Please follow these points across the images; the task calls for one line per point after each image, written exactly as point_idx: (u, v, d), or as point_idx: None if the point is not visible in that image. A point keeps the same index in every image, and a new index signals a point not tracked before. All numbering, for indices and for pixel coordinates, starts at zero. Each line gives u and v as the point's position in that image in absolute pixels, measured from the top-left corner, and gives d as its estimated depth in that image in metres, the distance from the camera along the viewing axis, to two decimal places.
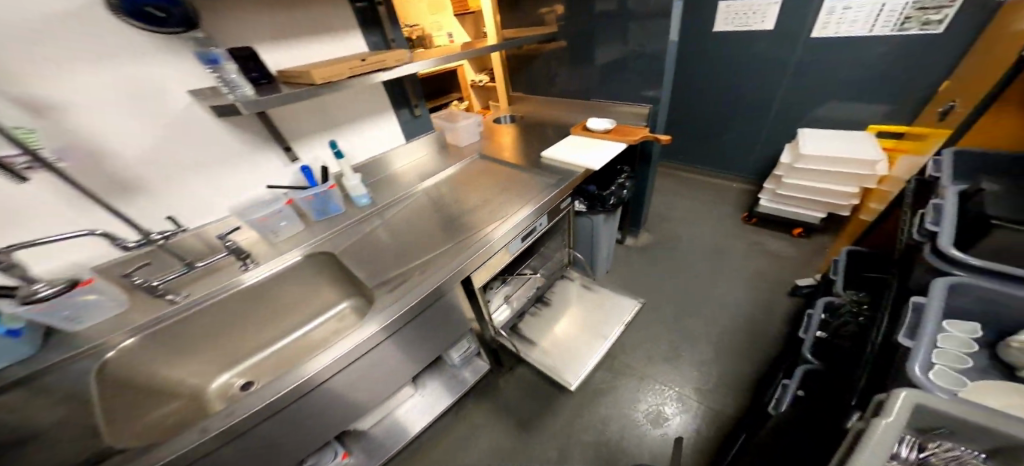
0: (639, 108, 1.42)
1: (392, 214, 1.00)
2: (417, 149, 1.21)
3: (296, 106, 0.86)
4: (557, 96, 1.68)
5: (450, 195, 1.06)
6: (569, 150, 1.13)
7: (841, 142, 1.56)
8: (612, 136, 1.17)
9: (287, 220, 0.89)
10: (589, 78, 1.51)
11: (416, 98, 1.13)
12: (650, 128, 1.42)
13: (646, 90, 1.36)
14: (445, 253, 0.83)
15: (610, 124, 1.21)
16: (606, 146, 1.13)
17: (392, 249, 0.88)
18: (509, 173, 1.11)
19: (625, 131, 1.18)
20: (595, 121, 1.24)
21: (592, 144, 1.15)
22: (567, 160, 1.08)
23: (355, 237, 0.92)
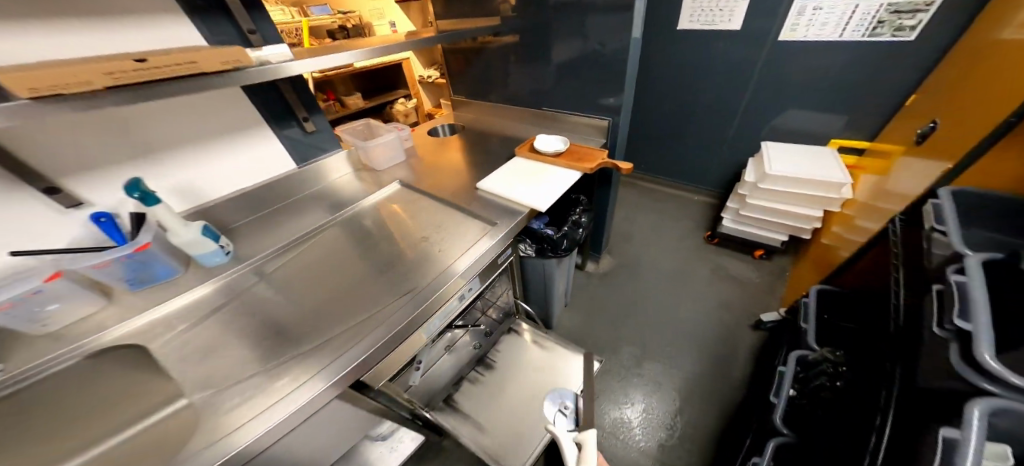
0: (598, 120, 1.22)
1: (261, 280, 0.71)
2: (316, 177, 0.91)
3: (66, 123, 0.53)
4: (506, 102, 1.44)
5: (368, 239, 0.82)
6: (511, 180, 0.90)
7: (806, 162, 1.47)
8: (565, 160, 0.95)
9: (60, 301, 0.55)
10: (542, 82, 1.29)
11: (305, 109, 0.82)
12: (610, 145, 1.23)
13: (606, 97, 1.16)
14: (330, 344, 0.59)
15: (564, 145, 1.00)
16: (557, 175, 0.91)
17: (251, 338, 0.61)
18: (436, 211, 0.86)
19: (580, 155, 0.97)
20: (546, 141, 1.02)
21: (540, 173, 0.92)
22: (508, 195, 0.85)
23: (194, 320, 0.63)
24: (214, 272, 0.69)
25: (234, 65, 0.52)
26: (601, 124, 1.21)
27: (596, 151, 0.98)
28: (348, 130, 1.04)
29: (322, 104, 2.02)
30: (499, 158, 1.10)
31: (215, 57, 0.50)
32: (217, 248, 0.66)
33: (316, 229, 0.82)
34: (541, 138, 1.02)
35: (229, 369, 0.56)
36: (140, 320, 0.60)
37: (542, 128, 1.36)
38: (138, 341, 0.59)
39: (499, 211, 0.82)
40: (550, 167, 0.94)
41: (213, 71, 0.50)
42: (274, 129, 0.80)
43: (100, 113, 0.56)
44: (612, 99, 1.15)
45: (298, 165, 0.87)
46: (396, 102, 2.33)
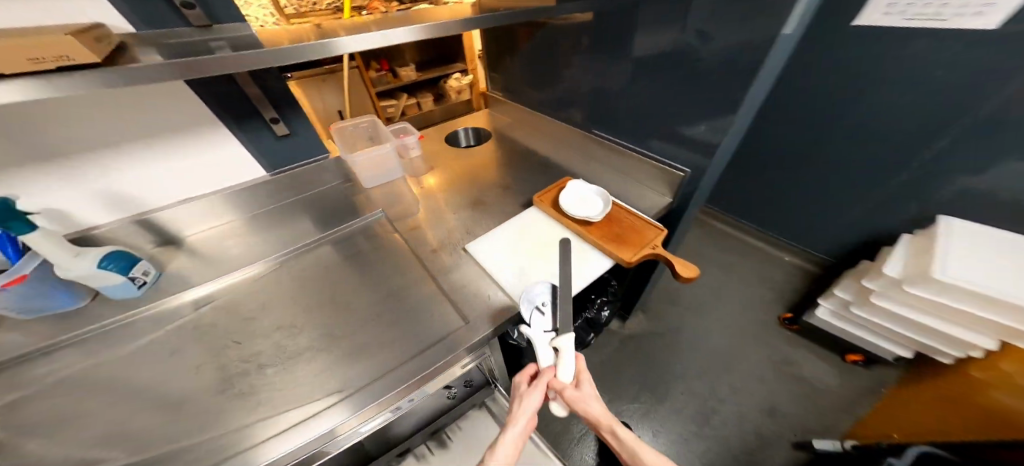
0: (668, 165, 0.86)
1: (179, 321, 0.59)
2: (291, 188, 0.77)
3: None
4: (552, 110, 1.10)
5: (360, 262, 0.69)
6: (511, 250, 0.66)
7: (996, 267, 0.94)
8: (596, 234, 0.65)
9: None
10: (605, 93, 0.93)
11: (267, 110, 0.65)
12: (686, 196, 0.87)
13: (692, 136, 0.78)
14: (241, 428, 0.46)
15: (603, 208, 0.69)
16: (575, 259, 0.64)
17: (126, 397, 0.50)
18: (405, 267, 0.67)
19: (622, 229, 0.66)
20: (581, 194, 0.72)
21: (553, 248, 0.66)
22: (497, 274, 0.62)
23: (93, 361, 0.54)
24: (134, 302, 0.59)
25: (58, 63, 0.32)
26: (671, 171, 0.85)
27: (649, 228, 0.66)
28: (346, 131, 0.87)
29: (375, 73, 1.98)
30: (516, 197, 0.83)
31: (10, 51, 0.29)
32: (125, 281, 0.51)
33: (272, 258, 0.68)
34: (573, 188, 0.73)
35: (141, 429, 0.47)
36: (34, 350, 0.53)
37: (591, 156, 1.03)
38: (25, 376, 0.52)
39: (479, 294, 0.60)
40: (572, 241, 0.67)
41: (14, 71, 0.30)
42: (234, 132, 0.65)
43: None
44: (699, 140, 0.77)
45: (269, 172, 0.73)
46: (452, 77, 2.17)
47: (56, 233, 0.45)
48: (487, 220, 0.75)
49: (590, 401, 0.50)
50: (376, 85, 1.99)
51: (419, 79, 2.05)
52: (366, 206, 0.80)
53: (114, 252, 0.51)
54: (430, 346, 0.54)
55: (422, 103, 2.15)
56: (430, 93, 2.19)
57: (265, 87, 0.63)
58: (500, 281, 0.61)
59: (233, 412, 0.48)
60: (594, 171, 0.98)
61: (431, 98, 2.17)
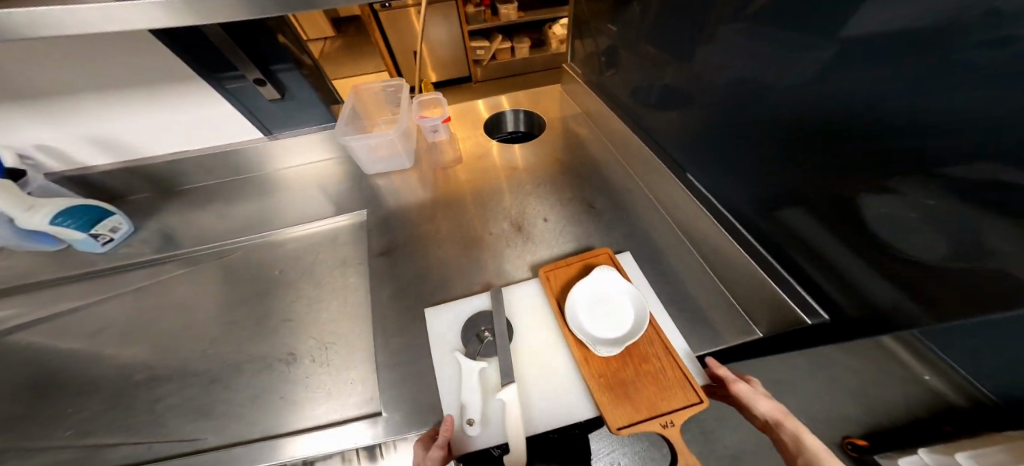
0: (778, 288, 0.46)
1: (129, 286, 0.56)
2: (295, 151, 0.71)
3: None
4: (629, 98, 0.70)
5: (315, 269, 0.59)
6: (462, 333, 0.48)
7: None
8: (594, 371, 0.41)
9: None
10: (715, 112, 0.49)
11: (247, 68, 0.55)
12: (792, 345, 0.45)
13: (860, 267, 0.36)
14: (235, 434, 0.42)
15: (627, 330, 0.43)
16: (544, 390, 0.43)
17: (44, 342, 0.51)
18: (341, 286, 0.56)
19: (640, 377, 0.40)
20: (605, 290, 0.47)
21: (525, 364, 0.45)
22: (437, 366, 0.45)
23: (17, 323, 0.52)
24: (69, 262, 0.56)
25: None
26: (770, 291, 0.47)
27: (680, 387, 0.39)
28: (368, 93, 0.75)
29: (471, 10, 1.99)
30: (513, 245, 0.59)
31: None
32: (86, 237, 0.53)
33: (237, 241, 0.62)
34: (598, 278, 0.47)
35: (89, 420, 0.44)
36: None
37: (654, 191, 0.66)
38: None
39: (387, 366, 0.46)
40: (560, 362, 0.45)
41: None
42: (210, 83, 0.56)
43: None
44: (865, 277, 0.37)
45: (267, 136, 0.68)
46: (557, 23, 2.07)
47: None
48: (453, 280, 0.55)
49: (763, 398, 0.38)
50: (471, 22, 2.01)
51: (518, 20, 1.99)
52: (345, 205, 0.68)
53: (76, 208, 0.52)
54: (359, 418, 0.43)
55: (518, 48, 2.10)
56: (528, 38, 2.12)
57: (249, 35, 0.52)
58: (411, 395, 0.43)
59: (188, 416, 0.43)
60: (649, 218, 0.63)
61: (528, 44, 2.10)
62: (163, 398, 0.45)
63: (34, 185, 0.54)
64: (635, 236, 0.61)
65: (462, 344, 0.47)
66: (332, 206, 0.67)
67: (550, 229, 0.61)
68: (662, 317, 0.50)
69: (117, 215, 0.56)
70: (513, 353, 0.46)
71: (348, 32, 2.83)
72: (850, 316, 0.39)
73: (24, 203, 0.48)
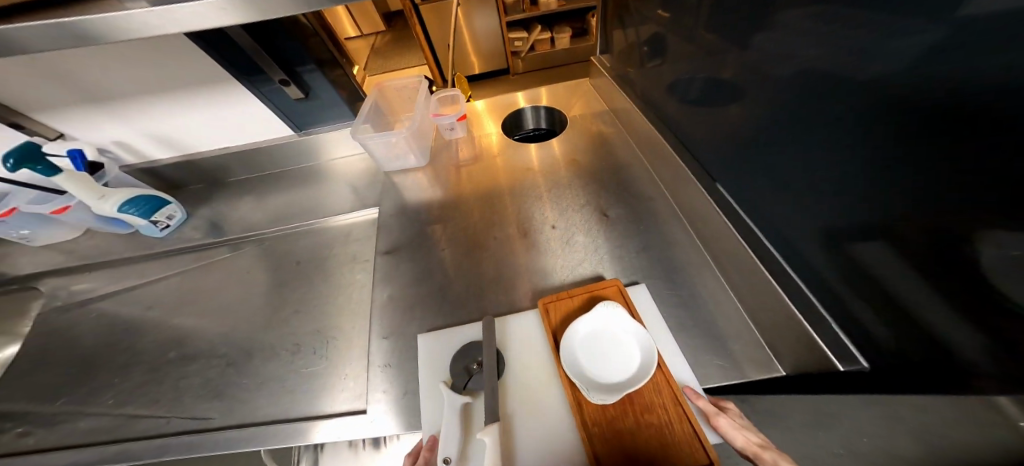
0: (813, 332, 0.38)
1: (177, 268, 0.64)
2: (321, 147, 0.75)
3: (11, 66, 0.51)
4: (663, 94, 0.62)
5: (328, 262, 0.62)
6: (451, 363, 0.46)
7: None
8: (587, 417, 0.38)
9: (33, 227, 0.60)
10: (754, 115, 0.41)
11: (272, 68, 0.59)
12: (817, 383, 0.37)
13: (922, 310, 0.28)
14: (243, 413, 0.46)
15: (634, 372, 0.40)
16: (531, 431, 0.41)
17: (110, 312, 0.60)
18: (348, 281, 0.59)
19: (640, 429, 0.36)
20: (611, 327, 0.43)
21: (514, 401, 0.43)
22: (421, 397, 0.44)
23: (91, 294, 0.62)
24: (135, 243, 0.65)
25: None
26: (798, 327, 0.40)
27: (688, 446, 0.35)
28: (392, 90, 0.77)
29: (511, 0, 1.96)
30: (518, 253, 0.58)
31: None
32: (147, 223, 0.61)
33: (263, 232, 0.67)
34: (601, 314, 0.44)
35: (136, 384, 0.50)
36: (59, 270, 0.63)
37: (679, 201, 0.59)
38: (55, 286, 0.63)
39: (377, 366, 0.47)
40: (551, 404, 0.42)
41: None
42: (246, 85, 0.62)
43: (21, 60, 0.51)
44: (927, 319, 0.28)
45: (295, 131, 0.73)
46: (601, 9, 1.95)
47: (78, 177, 0.52)
48: (451, 287, 0.55)
49: (744, 431, 0.35)
50: (510, 13, 1.98)
51: (558, 9, 1.92)
52: (360, 202, 0.70)
53: (139, 197, 0.59)
54: (348, 413, 0.45)
55: (557, 38, 2.02)
56: (569, 27, 2.03)
57: (270, 38, 0.56)
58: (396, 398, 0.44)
59: (208, 393, 0.48)
60: (672, 233, 0.57)
61: (569, 34, 2.01)
62: (192, 373, 0.51)
63: (109, 177, 0.62)
64: (653, 250, 0.56)
65: (449, 375, 0.45)
66: (350, 201, 0.70)
67: (557, 238, 0.59)
68: (672, 356, 0.44)
69: (172, 205, 0.63)
70: (502, 390, 0.44)
71: (395, 27, 2.94)
72: (890, 360, 0.32)
73: (97, 193, 0.55)
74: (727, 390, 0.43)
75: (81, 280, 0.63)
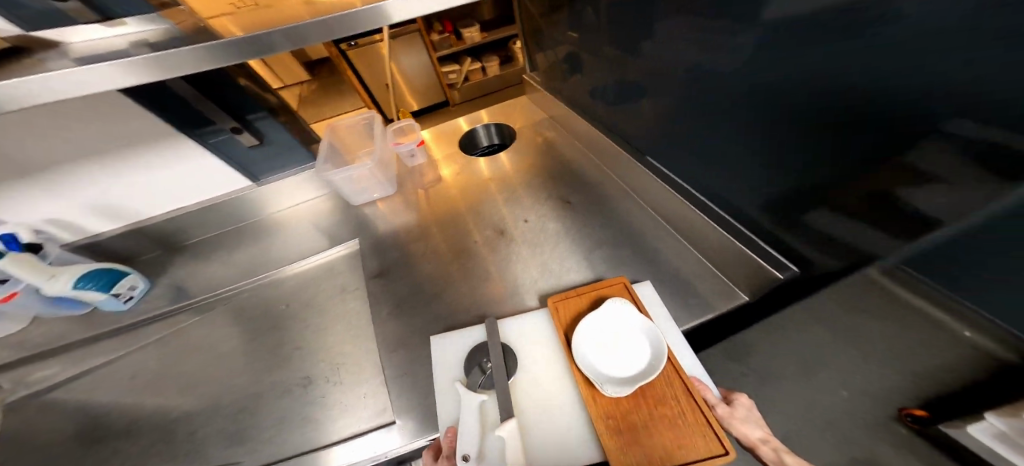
0: (747, 250, 0.51)
1: (148, 339, 0.60)
2: (286, 193, 0.76)
3: None
4: (591, 98, 0.75)
5: (318, 300, 0.62)
6: (464, 363, 0.49)
7: None
8: (601, 411, 0.40)
9: None
10: (665, 99, 0.54)
11: (223, 117, 0.62)
12: (770, 294, 0.50)
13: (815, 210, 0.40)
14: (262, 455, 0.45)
15: (646, 367, 0.42)
16: (546, 423, 0.43)
17: (75, 399, 0.54)
18: (344, 311, 0.60)
19: (652, 422, 0.38)
20: (619, 322, 0.47)
21: (523, 401, 0.45)
22: (439, 400, 0.45)
23: (48, 385, 0.56)
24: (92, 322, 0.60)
25: None
26: (746, 257, 0.51)
27: (700, 436, 0.36)
28: (342, 128, 0.80)
29: (436, 38, 2.11)
30: (503, 250, 0.65)
31: None
32: (108, 297, 0.58)
33: (238, 285, 0.65)
34: (612, 308, 0.48)
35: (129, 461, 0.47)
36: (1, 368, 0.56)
37: (625, 181, 0.71)
38: None
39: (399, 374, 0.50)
40: (564, 400, 0.45)
41: None
42: (194, 139, 0.63)
43: None
44: (820, 214, 0.40)
45: (254, 183, 0.74)
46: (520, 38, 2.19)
47: (24, 259, 0.50)
48: (450, 293, 0.60)
49: (757, 426, 0.38)
50: (437, 49, 2.12)
51: (482, 41, 2.11)
52: (336, 238, 0.72)
53: (94, 271, 0.57)
54: (375, 428, 0.45)
55: (488, 67, 2.20)
56: (495, 56, 2.23)
57: (213, 88, 0.59)
58: (426, 397, 0.47)
59: (218, 444, 0.47)
60: (626, 208, 0.67)
61: (497, 62, 2.20)
62: (197, 431, 0.48)
63: (51, 256, 0.58)
64: (613, 225, 0.65)
65: (464, 374, 0.47)
66: (328, 239, 0.71)
67: (533, 231, 0.67)
68: (680, 348, 0.46)
69: (132, 275, 0.61)
70: (513, 388, 0.46)
71: (322, 74, 2.94)
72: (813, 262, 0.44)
73: (46, 273, 0.52)
74: (701, 327, 0.51)
75: (33, 374, 0.57)
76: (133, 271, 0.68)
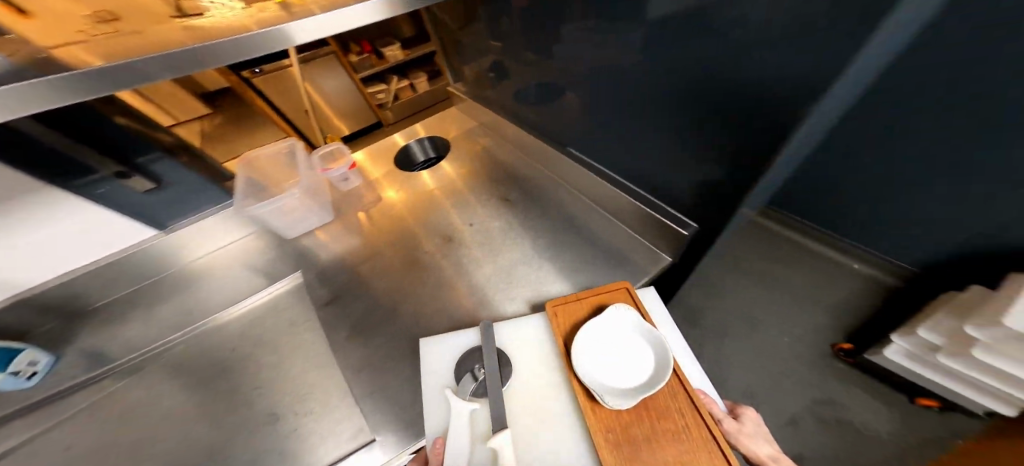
0: (655, 213, 0.62)
1: (75, 411, 0.55)
2: (212, 236, 0.72)
3: None
4: (517, 102, 0.81)
5: (270, 337, 0.61)
6: (454, 371, 0.50)
7: None
8: (600, 420, 0.41)
9: None
10: (584, 91, 0.61)
11: (105, 164, 0.59)
12: (677, 250, 0.60)
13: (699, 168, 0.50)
14: None
15: (651, 377, 0.44)
16: (541, 426, 0.45)
17: None
18: (300, 342, 0.60)
19: (653, 435, 0.39)
20: (625, 330, 0.49)
21: (517, 409, 0.46)
22: (428, 407, 0.47)
23: None
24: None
25: None
26: (661, 222, 0.62)
27: (705, 451, 0.37)
28: (261, 160, 0.79)
29: (355, 58, 2.07)
30: (457, 253, 0.69)
31: None
32: (6, 377, 0.53)
33: (167, 341, 0.61)
34: (614, 314, 0.50)
35: None
36: None
37: (557, 174, 0.79)
38: None
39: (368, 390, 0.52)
40: (560, 406, 0.46)
41: None
42: (75, 193, 0.58)
43: None
44: (704, 172, 0.50)
45: (161, 230, 0.70)
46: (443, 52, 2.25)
47: None
48: (407, 303, 0.63)
49: (759, 443, 0.45)
50: (359, 70, 2.09)
51: (405, 58, 2.14)
52: (278, 274, 0.70)
53: None
54: (357, 450, 0.47)
55: (416, 82, 2.24)
56: (422, 71, 2.27)
57: (87, 129, 0.56)
58: (399, 403, 0.50)
59: None
60: (561, 198, 0.75)
61: (425, 77, 2.26)
62: None
63: None
64: (550, 216, 0.72)
65: (454, 382, 0.49)
66: (269, 275, 0.70)
67: (480, 230, 0.72)
68: (687, 363, 0.50)
69: (29, 349, 0.56)
70: (507, 395, 0.48)
71: None
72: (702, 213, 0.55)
73: None
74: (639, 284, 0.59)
75: None
76: (35, 345, 0.61)
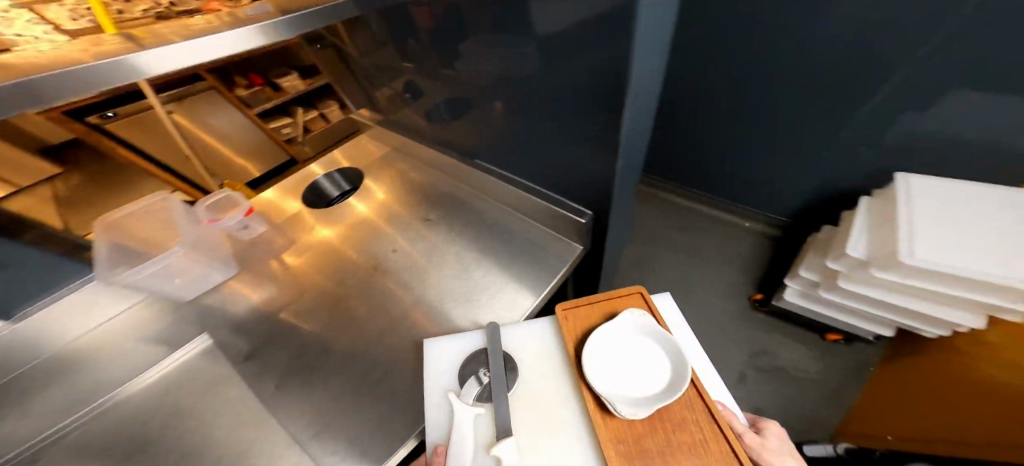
0: (559, 209, 0.65)
1: None
2: (80, 313, 0.57)
3: None
4: (427, 122, 0.80)
5: (192, 401, 0.53)
6: (457, 374, 0.49)
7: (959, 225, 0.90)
8: (613, 429, 0.39)
9: None
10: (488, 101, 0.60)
11: None
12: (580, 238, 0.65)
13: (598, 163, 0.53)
14: None
15: (669, 383, 0.42)
16: (545, 432, 0.42)
17: None
18: (227, 402, 0.53)
19: (674, 445, 0.36)
20: (640, 332, 0.48)
21: (521, 414, 0.44)
22: (427, 408, 0.46)
23: None
24: None
25: None
26: (563, 216, 0.65)
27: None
28: (122, 220, 0.65)
29: (245, 92, 1.91)
30: (380, 283, 0.64)
31: None
32: None
33: (60, 426, 0.52)
34: (628, 319, 0.48)
35: None
36: None
37: (477, 186, 0.78)
38: None
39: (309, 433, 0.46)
40: (566, 413, 0.44)
41: None
42: None
43: None
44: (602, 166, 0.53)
45: (6, 321, 0.53)
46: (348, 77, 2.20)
47: None
48: (336, 345, 0.56)
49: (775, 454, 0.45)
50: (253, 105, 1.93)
51: (307, 87, 2.04)
52: (184, 338, 0.60)
53: None
54: None
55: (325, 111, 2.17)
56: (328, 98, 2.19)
57: None
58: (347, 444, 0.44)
59: None
60: (482, 207, 0.75)
61: (335, 105, 2.21)
62: None
63: None
64: (475, 224, 0.72)
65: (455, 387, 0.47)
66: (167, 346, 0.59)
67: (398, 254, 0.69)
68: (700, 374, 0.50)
69: None
70: (512, 398, 0.46)
71: None
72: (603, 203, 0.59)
73: None
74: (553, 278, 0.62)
75: None
76: None
